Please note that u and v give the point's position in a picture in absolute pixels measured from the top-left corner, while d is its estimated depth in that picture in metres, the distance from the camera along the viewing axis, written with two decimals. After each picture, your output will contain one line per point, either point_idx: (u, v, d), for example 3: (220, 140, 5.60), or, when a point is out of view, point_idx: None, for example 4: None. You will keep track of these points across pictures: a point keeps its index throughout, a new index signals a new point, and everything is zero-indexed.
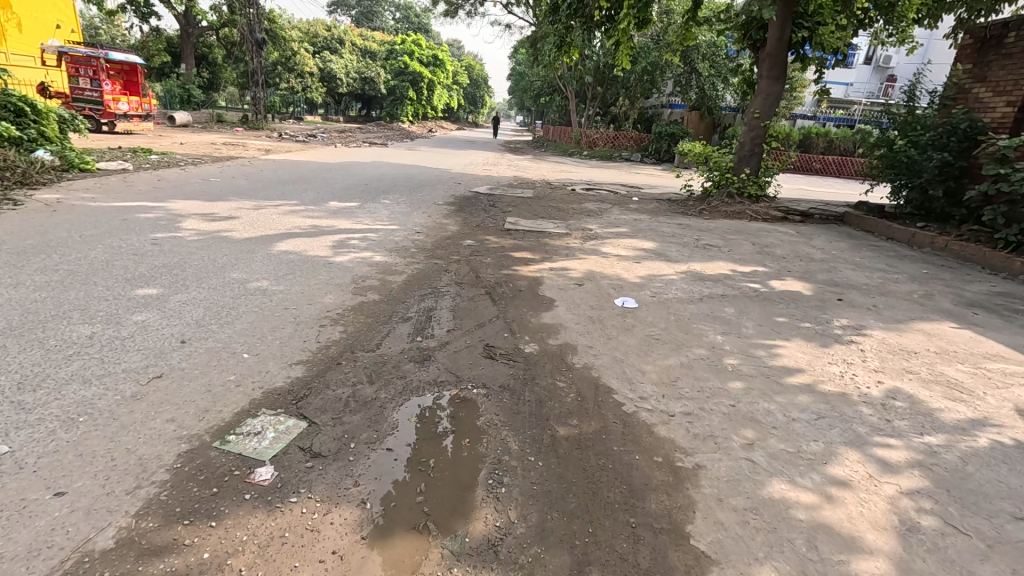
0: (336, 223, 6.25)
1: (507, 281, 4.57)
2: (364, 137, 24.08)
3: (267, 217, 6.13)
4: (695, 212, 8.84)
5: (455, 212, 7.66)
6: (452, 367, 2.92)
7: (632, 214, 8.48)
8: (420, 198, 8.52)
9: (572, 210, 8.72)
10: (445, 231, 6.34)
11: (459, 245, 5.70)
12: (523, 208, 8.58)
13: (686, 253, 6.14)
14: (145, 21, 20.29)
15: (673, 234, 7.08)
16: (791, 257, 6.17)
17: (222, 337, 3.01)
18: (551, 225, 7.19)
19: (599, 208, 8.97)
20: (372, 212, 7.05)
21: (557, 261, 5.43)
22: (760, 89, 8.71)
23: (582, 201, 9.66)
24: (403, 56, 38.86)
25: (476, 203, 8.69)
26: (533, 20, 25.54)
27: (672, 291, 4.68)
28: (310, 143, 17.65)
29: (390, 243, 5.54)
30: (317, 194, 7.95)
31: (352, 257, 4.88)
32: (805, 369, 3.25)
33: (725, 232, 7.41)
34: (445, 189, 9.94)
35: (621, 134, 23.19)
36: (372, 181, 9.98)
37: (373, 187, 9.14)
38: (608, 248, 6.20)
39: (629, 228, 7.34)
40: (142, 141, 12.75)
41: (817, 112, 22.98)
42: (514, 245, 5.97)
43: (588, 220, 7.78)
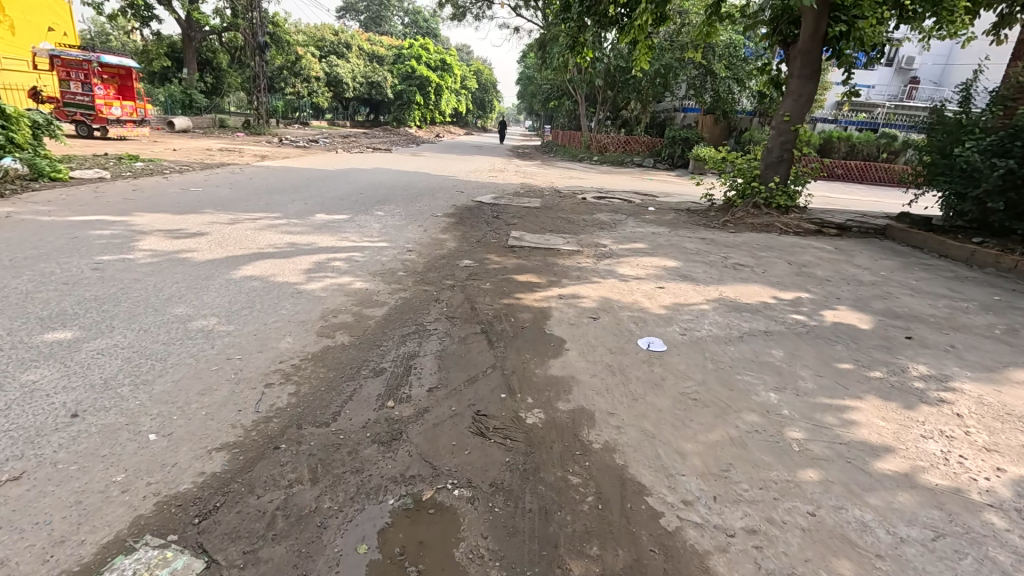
0: (317, 240, 5.56)
1: (508, 315, 3.83)
2: (369, 142, 23.55)
3: (240, 234, 5.46)
4: (718, 224, 8.07)
5: (454, 225, 6.96)
6: (426, 453, 2.18)
7: (649, 227, 7.72)
8: (418, 209, 7.84)
9: (583, 222, 7.99)
10: (441, 248, 5.62)
11: (454, 267, 4.99)
12: (529, 220, 7.87)
13: (714, 274, 5.39)
14: (146, 25, 19.92)
15: (697, 251, 6.33)
16: (836, 279, 5.38)
17: (129, 407, 2.30)
18: (561, 240, 6.47)
19: (612, 220, 8.24)
20: (361, 226, 6.37)
21: (568, 286, 4.70)
22: (790, 90, 7.94)
23: (594, 211, 8.94)
24: (410, 60, 38.43)
25: (479, 214, 8.00)
26: (543, 22, 24.96)
27: (704, 325, 3.93)
28: (310, 149, 17.11)
29: (374, 264, 4.85)
30: (304, 205, 7.28)
31: (325, 284, 4.18)
32: (895, 447, 2.48)
33: (754, 248, 6.64)
34: (447, 198, 9.27)
35: (632, 138, 22.42)
36: (369, 189, 9.34)
37: (368, 197, 8.48)
38: (625, 268, 5.45)
39: (647, 243, 6.59)
40: (132, 147, 12.24)
41: (837, 115, 22.05)
42: (519, 265, 5.25)
43: (602, 234, 7.04)
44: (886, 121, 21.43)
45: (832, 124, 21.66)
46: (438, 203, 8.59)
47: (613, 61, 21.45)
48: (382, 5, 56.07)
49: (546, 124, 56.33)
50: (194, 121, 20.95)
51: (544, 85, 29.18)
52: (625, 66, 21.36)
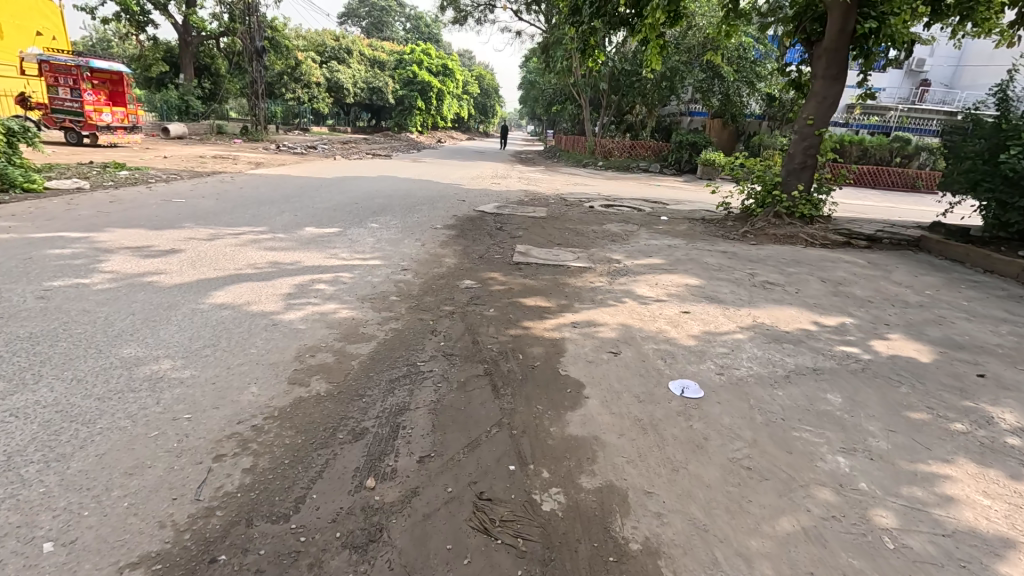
0: (303, 257, 5.05)
1: (515, 352, 3.31)
2: (369, 148, 23.13)
3: (218, 252, 4.94)
4: (737, 236, 7.54)
5: (455, 238, 6.45)
6: (413, 564, 1.66)
7: (663, 239, 7.20)
8: (416, 220, 7.34)
9: (593, 233, 7.46)
10: (440, 267, 5.11)
11: (455, 289, 4.47)
12: (536, 232, 7.35)
13: (742, 293, 4.85)
14: (142, 31, 19.58)
15: (719, 266, 5.80)
16: (878, 300, 4.83)
17: (28, 499, 1.77)
18: (572, 255, 5.95)
19: (624, 231, 7.71)
20: (353, 241, 5.85)
21: (583, 312, 4.17)
22: (813, 91, 7.42)
23: (604, 222, 8.42)
24: (411, 65, 38.03)
25: (483, 225, 7.48)
26: (546, 26, 24.56)
27: (743, 360, 3.40)
28: (308, 156, 16.68)
29: (365, 286, 4.33)
30: (294, 218, 6.78)
31: (307, 313, 3.66)
32: (1016, 543, 1.93)
33: (781, 263, 6.10)
34: (447, 208, 8.77)
35: (638, 143, 21.91)
36: (366, 199, 8.83)
37: (364, 207, 7.97)
38: (644, 287, 4.92)
39: (665, 258, 6.06)
40: (122, 155, 11.81)
41: (848, 119, 21.48)
42: (526, 287, 4.73)
43: (614, 248, 6.52)
44: (900, 124, 20.84)
45: (843, 128, 21.10)
46: (439, 214, 8.08)
47: (618, 65, 20.99)
48: (383, 10, 55.93)
49: (549, 128, 55.91)
50: (191, 128, 20.58)
51: (547, 90, 28.74)
52: (631, 69, 20.90)
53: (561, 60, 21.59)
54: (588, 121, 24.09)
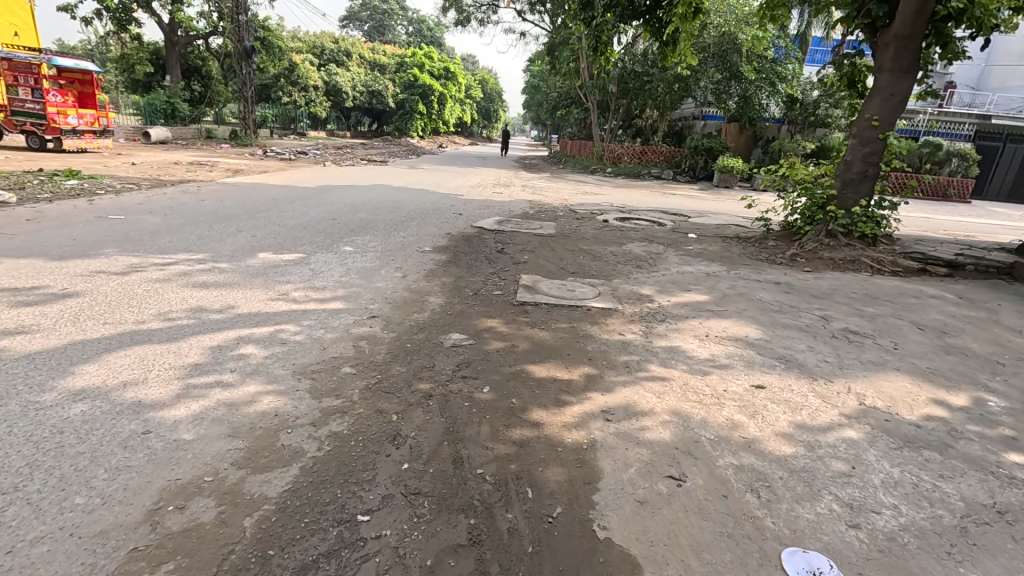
0: (239, 297, 3.82)
1: (519, 485, 2.07)
2: (364, 153, 22.02)
3: (125, 292, 3.72)
4: (785, 259, 6.31)
5: (445, 267, 5.23)
6: None
7: (699, 265, 5.99)
8: (401, 241, 6.14)
9: (613, 257, 6.24)
10: (421, 312, 3.89)
11: (436, 352, 3.24)
12: (545, 254, 6.14)
13: (826, 352, 3.61)
14: (124, 30, 18.55)
15: (779, 306, 4.56)
16: (1010, 360, 3.59)
17: None
18: (591, 290, 4.72)
19: (648, 254, 6.49)
20: (314, 271, 4.63)
21: (617, 391, 2.94)
22: (877, 87, 6.22)
23: (623, 240, 7.20)
24: (412, 68, 36.91)
25: (478, 246, 6.28)
26: (551, 26, 23.49)
27: (878, 491, 2.17)
28: (295, 161, 15.56)
29: (311, 349, 3.12)
30: (250, 239, 5.56)
31: (206, 405, 2.43)
32: None
33: (853, 300, 4.86)
34: (440, 224, 7.56)
35: (649, 148, 20.67)
36: (346, 212, 7.64)
37: (342, 225, 6.77)
38: (692, 343, 3.68)
39: (707, 293, 4.83)
40: (83, 161, 10.70)
41: None
42: (534, 344, 3.49)
43: (642, 278, 5.28)
44: (930, 127, 19.50)
45: None
46: (429, 232, 6.88)
47: (627, 67, 19.80)
48: (385, 13, 55.21)
49: (553, 133, 54.72)
50: (177, 132, 19.52)
51: (552, 92, 27.53)
52: (641, 70, 19.68)
53: (567, 61, 20.41)
54: (595, 125, 22.91)
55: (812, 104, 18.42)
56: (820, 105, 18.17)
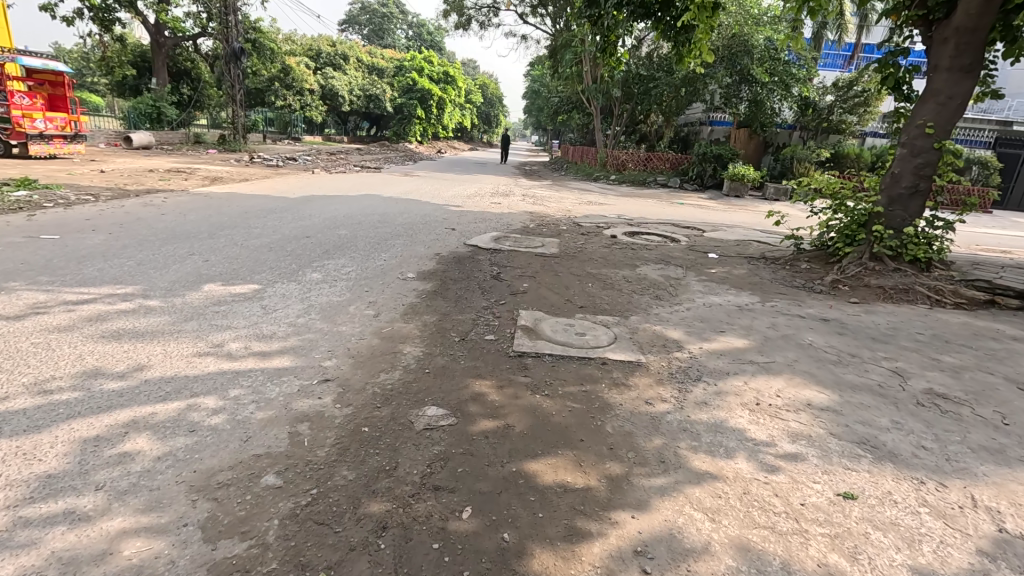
0: (154, 352, 2.98)
1: None
2: (359, 159, 21.27)
3: (5, 347, 2.89)
4: (825, 286, 5.47)
5: (429, 301, 4.38)
6: None
7: (728, 294, 5.14)
8: (381, 265, 5.31)
9: (627, 282, 5.41)
10: (391, 371, 3.05)
11: (402, 442, 2.38)
12: (548, 280, 5.32)
13: (918, 430, 2.74)
14: (108, 30, 17.87)
15: (835, 355, 3.72)
16: None
17: None
18: (606, 332, 3.86)
19: (665, 279, 5.65)
20: (264, 311, 3.79)
21: (654, 508, 2.07)
22: (931, 89, 5.40)
23: (635, 261, 6.37)
24: (410, 72, 36.09)
25: (471, 271, 5.46)
26: (553, 28, 22.80)
27: None
28: (283, 168, 14.81)
29: (228, 440, 2.27)
30: (201, 265, 4.73)
31: (28, 563, 1.58)
32: None
33: (923, 344, 4.00)
34: (430, 242, 6.74)
35: (655, 155, 19.82)
36: (324, 228, 6.83)
37: (316, 244, 5.95)
38: (741, 417, 2.81)
39: (744, 336, 3.98)
40: (47, 168, 9.92)
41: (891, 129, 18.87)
42: (536, 424, 2.63)
43: (664, 314, 4.43)
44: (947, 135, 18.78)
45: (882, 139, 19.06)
46: (415, 253, 6.06)
47: (634, 70, 19.67)
48: (385, 17, 54.67)
49: (554, 138, 54.07)
50: (163, 137, 18.77)
51: (555, 95, 27.07)
52: (648, 73, 19.47)
53: (571, 63, 19.98)
54: (598, 130, 22.17)
55: (825, 109, 17.62)
56: (833, 109, 17.40)
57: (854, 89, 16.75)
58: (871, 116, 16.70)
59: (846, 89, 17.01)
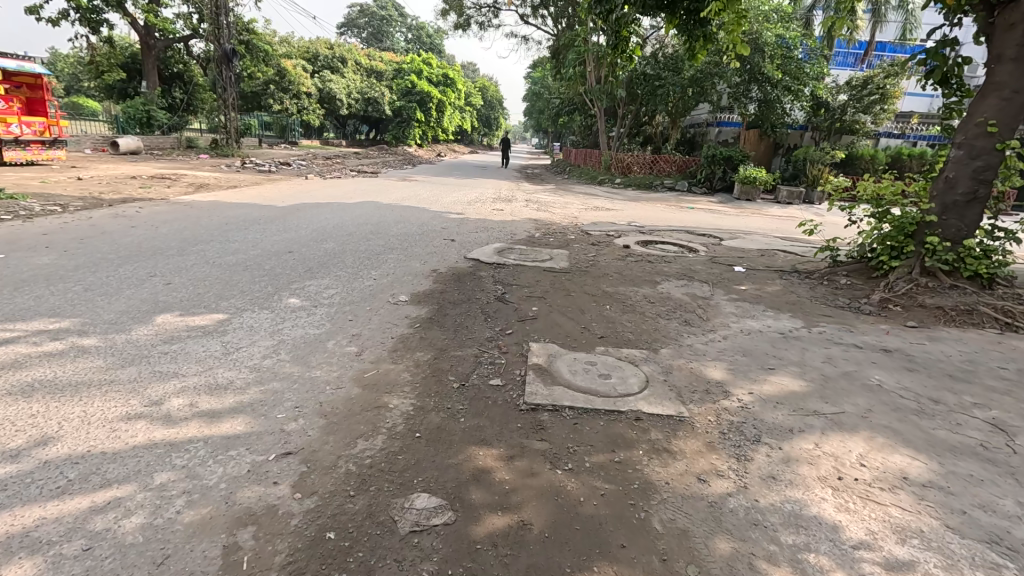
0: (70, 416, 2.34)
1: None
2: (355, 163, 20.66)
3: None
4: (874, 307, 4.83)
5: (424, 332, 3.74)
6: None
7: (766, 318, 4.50)
8: (370, 287, 4.67)
9: (649, 303, 4.78)
10: (372, 439, 2.40)
11: (380, 558, 1.73)
12: (560, 300, 4.69)
13: None
14: (95, 32, 17.30)
15: (914, 400, 3.07)
16: None
17: None
18: (634, 374, 3.22)
19: (692, 298, 5.03)
20: (223, 351, 3.14)
21: None
22: (994, 81, 4.78)
23: (655, 277, 5.73)
24: (409, 74, 35.47)
25: (472, 291, 4.84)
26: (555, 28, 22.22)
27: None
28: (276, 173, 14.20)
29: (134, 565, 1.62)
30: (158, 290, 4.08)
31: None
32: None
33: (1013, 383, 3.35)
34: (426, 255, 6.10)
35: (661, 157, 19.15)
36: (310, 241, 6.20)
37: (298, 261, 5.32)
38: (826, 501, 2.16)
39: (799, 375, 3.33)
40: (19, 176, 9.31)
41: (906, 129, 18.28)
42: (562, 518, 1.98)
43: (698, 346, 3.79)
44: None
45: (897, 139, 18.36)
46: (409, 269, 5.43)
47: (640, 70, 19.20)
48: (383, 20, 54.26)
49: (556, 141, 53.44)
50: (152, 142, 18.19)
51: (557, 97, 26.52)
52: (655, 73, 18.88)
53: (574, 63, 19.40)
54: (602, 133, 21.56)
55: (838, 109, 16.92)
56: (847, 109, 16.71)
57: (868, 88, 16.08)
58: (886, 116, 16.03)
59: (859, 88, 16.36)
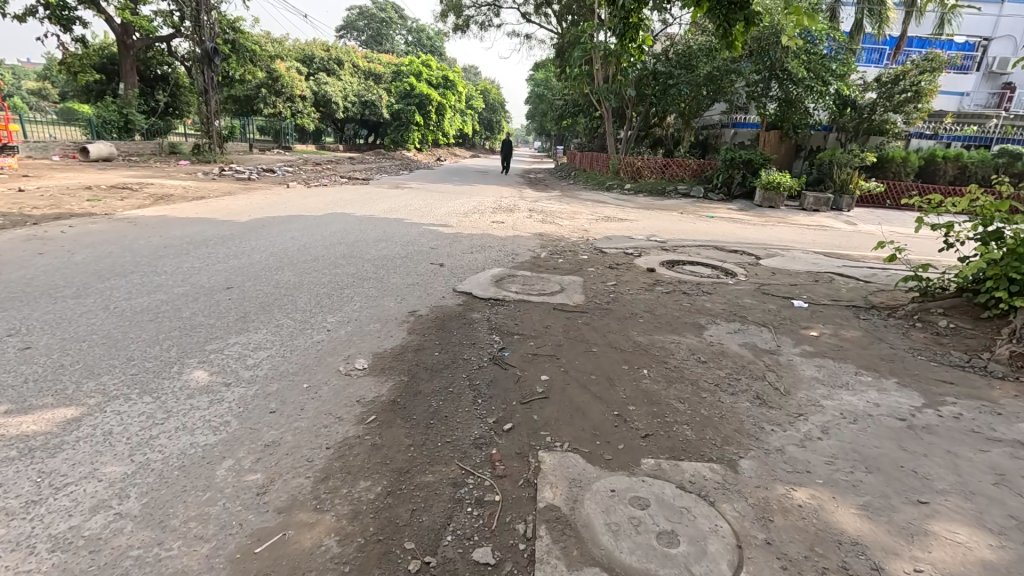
0: None
1: None
2: (348, 169, 19.51)
3: None
4: (1006, 367, 3.55)
5: (378, 435, 2.48)
6: None
7: (867, 392, 3.22)
8: (317, 346, 3.41)
9: (698, 365, 3.53)
10: None
11: None
12: (578, 362, 3.45)
13: None
14: (67, 31, 16.29)
15: None
16: None
17: None
18: (713, 529, 1.95)
19: (753, 353, 3.77)
20: (28, 499, 1.88)
21: None
22: None
23: (696, 317, 4.48)
24: (408, 77, 34.25)
25: (460, 349, 3.59)
26: (558, 25, 21.12)
27: None
28: (255, 180, 13.03)
29: None
30: (2, 362, 2.83)
31: None
32: None
33: None
34: (405, 289, 4.86)
35: (674, 161, 17.83)
36: (260, 272, 4.98)
37: (235, 303, 4.07)
38: None
39: (980, 525, 2.05)
40: None
41: (939, 129, 17.02)
42: None
43: (793, 452, 2.52)
44: (1003, 134, 16.74)
45: (929, 140, 17.01)
46: (380, 312, 4.18)
47: (650, 67, 18.15)
48: (383, 22, 53.30)
49: (559, 144, 52.16)
50: (129, 147, 17.11)
51: (561, 98, 25.31)
52: (666, 71, 17.76)
53: (579, 62, 18.21)
54: (609, 135, 20.29)
55: (866, 107, 15.66)
56: (876, 108, 15.47)
57: (901, 84, 14.77)
58: (920, 115, 14.80)
59: (890, 85, 15.08)
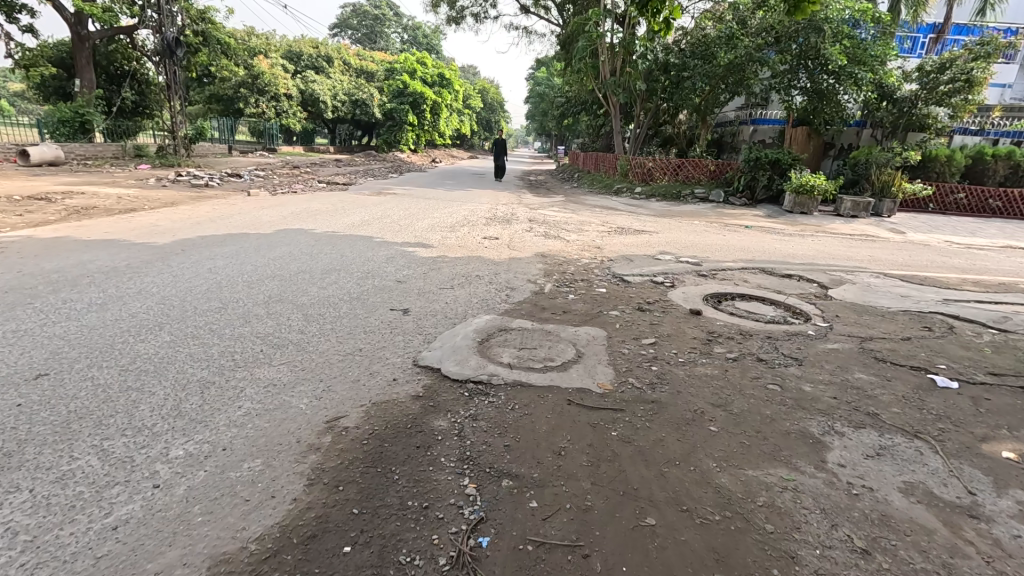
0: None
1: None
2: (330, 172, 17.81)
3: None
4: None
5: None
6: None
7: None
8: (100, 546, 1.70)
9: (859, 565, 1.81)
10: None
11: None
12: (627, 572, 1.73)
13: None
14: (12, 21, 14.63)
15: None
16: None
17: None
18: None
19: (942, 520, 2.05)
20: None
21: None
22: None
23: (801, 420, 2.75)
24: (401, 74, 32.57)
25: (396, 533, 1.88)
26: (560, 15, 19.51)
27: None
28: (214, 188, 11.34)
29: None
30: None
31: None
32: None
33: None
34: (336, 365, 3.14)
35: (689, 162, 16.05)
36: (118, 338, 3.28)
37: (22, 417, 2.37)
38: None
39: None
40: None
41: (987, 123, 15.40)
42: None
43: None
44: None
45: (974, 136, 15.40)
46: (274, 425, 2.47)
47: (661, 58, 16.47)
48: (376, 19, 51.65)
49: (560, 144, 50.61)
50: (83, 149, 15.39)
51: (563, 95, 23.65)
52: (679, 62, 16.05)
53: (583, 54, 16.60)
54: (616, 134, 18.61)
55: (904, 101, 13.91)
56: (915, 101, 13.76)
57: (947, 73, 13.03)
58: (968, 107, 13.11)
59: (934, 73, 13.31)
